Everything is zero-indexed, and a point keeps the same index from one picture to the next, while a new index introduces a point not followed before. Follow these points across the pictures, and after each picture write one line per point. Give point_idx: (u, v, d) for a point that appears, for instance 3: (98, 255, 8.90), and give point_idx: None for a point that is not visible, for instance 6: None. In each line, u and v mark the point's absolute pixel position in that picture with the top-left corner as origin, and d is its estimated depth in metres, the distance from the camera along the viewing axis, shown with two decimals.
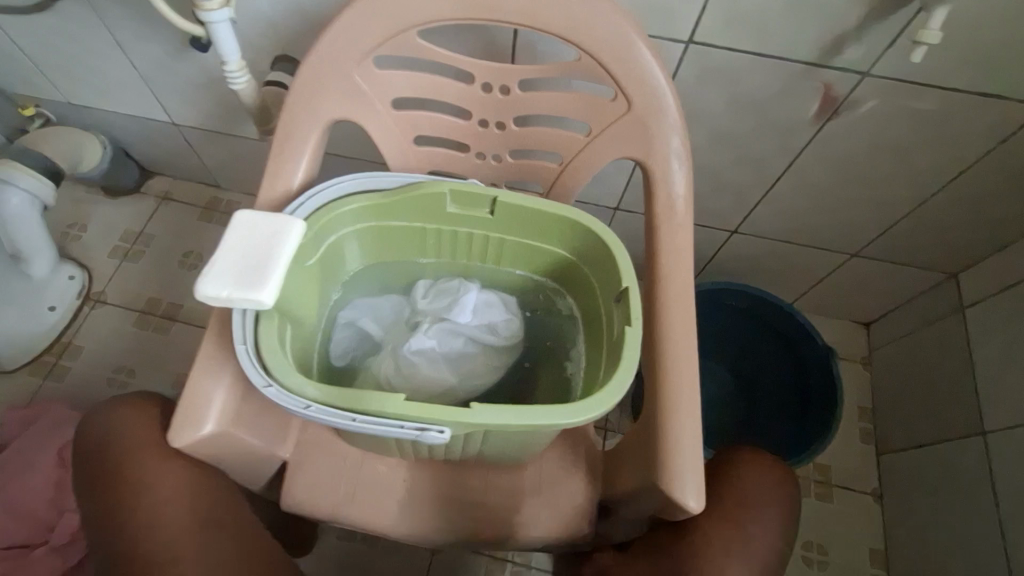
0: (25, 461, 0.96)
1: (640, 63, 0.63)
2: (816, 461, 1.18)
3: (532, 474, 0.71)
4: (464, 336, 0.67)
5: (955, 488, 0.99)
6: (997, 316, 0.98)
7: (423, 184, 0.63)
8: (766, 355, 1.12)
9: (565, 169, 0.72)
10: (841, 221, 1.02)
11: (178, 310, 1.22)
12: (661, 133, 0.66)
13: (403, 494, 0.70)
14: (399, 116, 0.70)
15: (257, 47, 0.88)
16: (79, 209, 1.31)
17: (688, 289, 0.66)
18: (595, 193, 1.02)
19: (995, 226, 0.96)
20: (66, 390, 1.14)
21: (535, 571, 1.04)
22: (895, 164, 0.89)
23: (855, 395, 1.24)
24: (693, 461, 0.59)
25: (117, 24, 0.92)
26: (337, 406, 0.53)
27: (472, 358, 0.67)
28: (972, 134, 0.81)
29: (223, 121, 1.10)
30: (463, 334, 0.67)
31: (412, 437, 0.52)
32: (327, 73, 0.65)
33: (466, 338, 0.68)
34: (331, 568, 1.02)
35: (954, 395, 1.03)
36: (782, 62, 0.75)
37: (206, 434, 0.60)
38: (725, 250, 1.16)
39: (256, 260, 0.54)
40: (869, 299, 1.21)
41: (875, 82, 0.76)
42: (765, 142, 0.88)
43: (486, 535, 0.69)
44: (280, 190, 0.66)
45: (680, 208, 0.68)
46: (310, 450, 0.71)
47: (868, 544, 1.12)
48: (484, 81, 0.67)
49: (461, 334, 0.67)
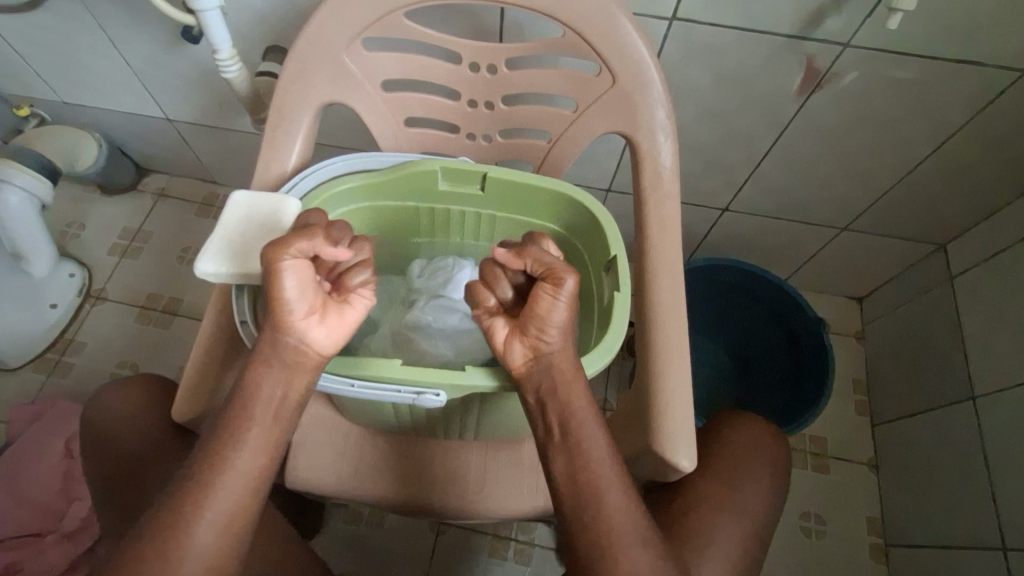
0: (35, 452, 1.03)
1: (624, 37, 0.65)
2: (812, 434, 1.20)
3: (531, 446, 0.73)
4: (460, 311, 0.70)
5: (949, 453, 1.01)
6: (986, 283, 1.00)
7: (413, 163, 0.65)
8: (761, 330, 1.14)
9: (554, 147, 0.73)
10: (829, 194, 1.04)
11: (178, 304, 1.24)
12: (646, 106, 0.68)
13: (405, 468, 0.71)
14: (389, 98, 0.71)
15: (247, 37, 0.89)
16: (77, 208, 1.32)
17: (677, 258, 0.67)
18: (587, 174, 1.03)
19: (980, 194, 0.97)
20: (70, 386, 1.16)
21: (539, 548, 1.05)
22: (880, 135, 0.90)
23: (850, 368, 1.26)
24: (681, 418, 0.61)
25: (109, 20, 0.93)
26: (337, 374, 0.55)
27: (470, 332, 0.69)
28: (954, 101, 0.82)
29: (216, 115, 1.11)
30: (459, 309, 0.70)
31: (409, 401, 0.53)
32: (318, 56, 0.66)
33: (461, 313, 0.70)
34: (337, 551, 1.03)
35: (945, 363, 1.05)
36: (764, 36, 0.76)
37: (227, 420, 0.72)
38: (717, 228, 1.17)
39: (252, 241, 0.56)
40: (860, 273, 1.23)
41: (856, 53, 0.77)
42: (752, 117, 0.90)
43: (488, 507, 0.70)
44: (275, 173, 0.67)
45: (667, 180, 0.69)
46: (313, 428, 0.73)
47: (866, 512, 1.14)
48: (472, 60, 0.68)
49: (455, 309, 0.69)
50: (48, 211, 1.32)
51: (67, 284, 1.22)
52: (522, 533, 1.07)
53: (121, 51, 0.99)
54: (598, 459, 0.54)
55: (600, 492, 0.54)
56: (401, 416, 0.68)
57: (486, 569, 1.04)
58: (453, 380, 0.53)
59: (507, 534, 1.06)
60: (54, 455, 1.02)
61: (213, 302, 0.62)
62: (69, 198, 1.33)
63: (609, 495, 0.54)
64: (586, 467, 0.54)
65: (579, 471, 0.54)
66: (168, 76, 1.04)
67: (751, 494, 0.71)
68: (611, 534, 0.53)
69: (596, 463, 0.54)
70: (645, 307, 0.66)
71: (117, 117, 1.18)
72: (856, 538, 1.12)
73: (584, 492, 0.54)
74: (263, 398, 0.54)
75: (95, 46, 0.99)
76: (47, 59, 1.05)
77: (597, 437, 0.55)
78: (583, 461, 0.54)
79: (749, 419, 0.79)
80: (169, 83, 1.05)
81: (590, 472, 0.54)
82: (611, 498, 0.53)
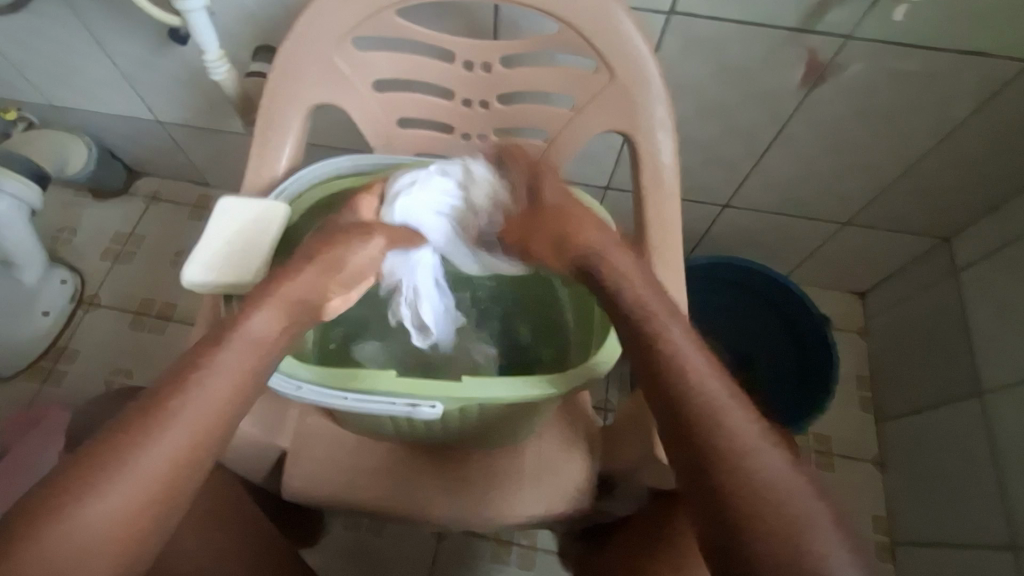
0: (26, 464, 1.01)
1: (622, 32, 0.63)
2: (816, 431, 1.19)
3: (532, 454, 0.71)
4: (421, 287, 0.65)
5: (957, 451, 1.00)
6: (995, 277, 0.98)
7: (407, 165, 0.63)
8: (765, 331, 1.13)
9: (551, 146, 0.72)
10: (833, 189, 1.02)
11: (172, 310, 1.22)
12: (645, 103, 0.66)
13: (402, 480, 0.70)
14: (382, 99, 0.69)
15: (236, 37, 0.87)
16: (68, 212, 1.31)
17: (677, 260, 0.67)
18: (586, 172, 1.01)
19: (985, 187, 0.96)
20: (64, 394, 1.14)
21: (541, 553, 1.04)
22: (884, 129, 0.88)
23: (853, 364, 1.25)
24: None
25: (95, 22, 0.91)
26: (329, 386, 0.53)
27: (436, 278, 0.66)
28: (960, 93, 0.80)
29: (207, 117, 1.09)
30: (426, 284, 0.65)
31: (405, 413, 0.52)
32: (306, 56, 0.64)
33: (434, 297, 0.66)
34: (337, 558, 1.02)
35: (951, 359, 1.04)
36: (765, 29, 0.74)
37: (267, 420, 0.70)
38: (718, 225, 1.16)
39: (241, 248, 0.55)
40: (863, 267, 1.21)
41: (859, 45, 0.75)
42: (753, 112, 0.88)
43: (491, 517, 0.69)
44: (265, 178, 0.65)
45: (668, 178, 0.67)
46: (308, 439, 0.71)
47: (871, 510, 1.13)
48: (465, 58, 0.66)
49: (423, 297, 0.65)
50: (39, 216, 1.30)
51: (59, 290, 1.21)
52: (524, 537, 1.05)
53: (108, 52, 0.97)
54: (715, 391, 0.50)
55: (726, 417, 0.49)
56: (401, 427, 0.66)
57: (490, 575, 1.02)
58: (450, 392, 0.51)
59: (509, 538, 1.05)
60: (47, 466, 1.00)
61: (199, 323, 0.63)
62: (60, 203, 1.31)
63: (734, 421, 0.49)
64: (705, 401, 0.49)
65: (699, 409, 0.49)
66: (157, 78, 1.01)
67: None
68: (745, 460, 0.47)
69: (716, 399, 0.50)
70: None
71: (107, 120, 1.16)
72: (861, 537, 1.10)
73: (709, 424, 0.49)
74: (190, 410, 0.47)
75: (82, 47, 0.97)
76: (33, 62, 1.03)
77: (706, 368, 0.51)
78: (699, 391, 0.50)
79: None
80: (159, 84, 1.03)
81: (711, 404, 0.49)
82: (735, 423, 0.49)
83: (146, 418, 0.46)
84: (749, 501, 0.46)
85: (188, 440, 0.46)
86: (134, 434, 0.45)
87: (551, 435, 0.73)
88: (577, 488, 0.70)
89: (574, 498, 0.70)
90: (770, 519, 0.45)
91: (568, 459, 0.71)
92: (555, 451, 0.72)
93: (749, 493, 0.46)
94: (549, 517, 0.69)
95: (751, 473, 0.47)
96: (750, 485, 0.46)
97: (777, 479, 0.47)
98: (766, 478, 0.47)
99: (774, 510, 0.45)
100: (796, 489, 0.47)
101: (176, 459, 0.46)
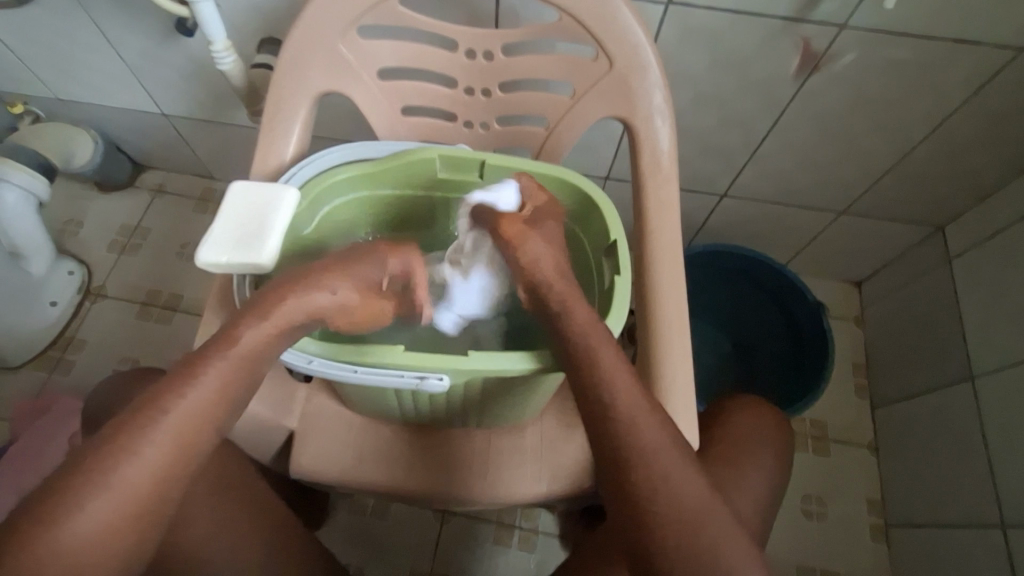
0: (37, 450, 1.03)
1: (621, 21, 0.64)
2: (812, 418, 1.21)
3: (533, 434, 0.73)
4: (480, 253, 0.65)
5: (950, 434, 1.01)
6: (987, 263, 1.00)
7: (412, 150, 0.65)
8: (762, 318, 1.15)
9: (551, 133, 0.73)
10: (828, 178, 1.04)
11: (178, 300, 1.24)
12: (642, 90, 0.68)
13: (407, 459, 0.72)
14: (387, 87, 0.71)
15: (242, 30, 0.88)
16: (75, 205, 1.32)
17: (676, 242, 0.68)
18: (586, 163, 1.03)
19: (977, 174, 0.97)
20: (73, 382, 1.16)
21: (543, 536, 1.06)
22: (877, 118, 0.90)
23: (849, 351, 1.27)
24: (682, 403, 0.62)
25: (102, 15, 0.92)
26: (338, 359, 0.55)
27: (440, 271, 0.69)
28: (952, 81, 0.82)
29: (212, 109, 1.10)
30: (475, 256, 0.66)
31: (413, 386, 0.54)
32: (314, 45, 0.66)
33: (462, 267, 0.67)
34: (343, 542, 1.04)
35: (945, 346, 1.06)
36: (760, 19, 0.76)
37: (275, 402, 0.71)
38: (715, 215, 1.18)
39: (253, 229, 0.56)
40: (859, 256, 1.23)
41: (852, 34, 0.76)
42: (749, 102, 0.89)
43: (492, 495, 0.70)
44: (273, 163, 0.67)
45: (666, 163, 0.69)
46: (315, 420, 0.73)
47: (866, 494, 1.15)
48: (468, 47, 0.68)
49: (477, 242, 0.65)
50: (46, 208, 1.31)
51: (67, 281, 1.22)
52: (526, 521, 1.07)
53: (115, 46, 0.99)
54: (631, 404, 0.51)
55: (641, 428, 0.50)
56: (406, 405, 0.67)
57: (492, 557, 1.04)
58: (454, 364, 0.53)
59: (511, 521, 1.07)
60: (58, 452, 1.02)
61: (210, 305, 0.64)
62: (67, 196, 1.33)
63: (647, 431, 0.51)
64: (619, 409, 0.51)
65: (612, 421, 0.51)
66: (163, 71, 1.03)
67: (753, 473, 0.75)
68: (656, 468, 0.49)
69: (631, 410, 0.51)
70: (646, 292, 0.66)
71: (113, 113, 1.18)
72: (857, 520, 1.13)
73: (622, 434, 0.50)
74: (184, 403, 0.48)
75: (89, 41, 0.98)
76: (41, 56, 1.04)
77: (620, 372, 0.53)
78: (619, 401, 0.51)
79: (751, 403, 0.83)
80: (165, 78, 1.04)
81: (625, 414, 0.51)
82: (652, 435, 0.50)
83: (147, 410, 0.47)
84: (654, 504, 0.48)
85: (188, 429, 0.48)
86: (137, 423, 0.46)
87: (551, 416, 0.75)
88: (577, 466, 0.71)
89: (575, 476, 0.71)
90: (670, 528, 0.47)
91: (568, 438, 0.73)
92: (556, 431, 0.74)
93: (659, 503, 0.48)
94: (549, 496, 0.71)
95: (659, 481, 0.49)
96: (659, 496, 0.48)
97: (684, 488, 0.49)
98: (672, 487, 0.49)
99: (677, 516, 0.48)
100: (701, 500, 0.49)
101: (176, 448, 0.47)
